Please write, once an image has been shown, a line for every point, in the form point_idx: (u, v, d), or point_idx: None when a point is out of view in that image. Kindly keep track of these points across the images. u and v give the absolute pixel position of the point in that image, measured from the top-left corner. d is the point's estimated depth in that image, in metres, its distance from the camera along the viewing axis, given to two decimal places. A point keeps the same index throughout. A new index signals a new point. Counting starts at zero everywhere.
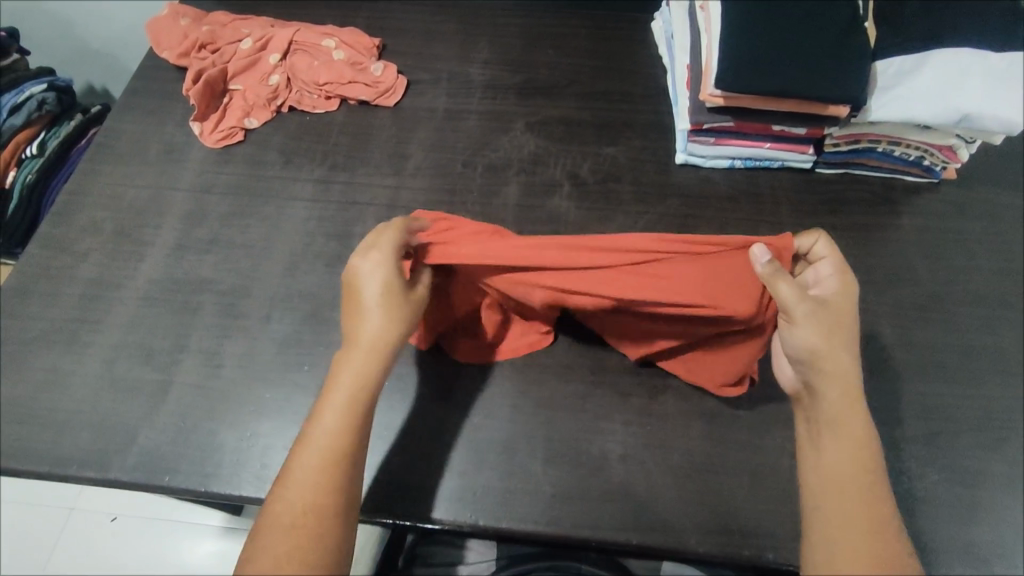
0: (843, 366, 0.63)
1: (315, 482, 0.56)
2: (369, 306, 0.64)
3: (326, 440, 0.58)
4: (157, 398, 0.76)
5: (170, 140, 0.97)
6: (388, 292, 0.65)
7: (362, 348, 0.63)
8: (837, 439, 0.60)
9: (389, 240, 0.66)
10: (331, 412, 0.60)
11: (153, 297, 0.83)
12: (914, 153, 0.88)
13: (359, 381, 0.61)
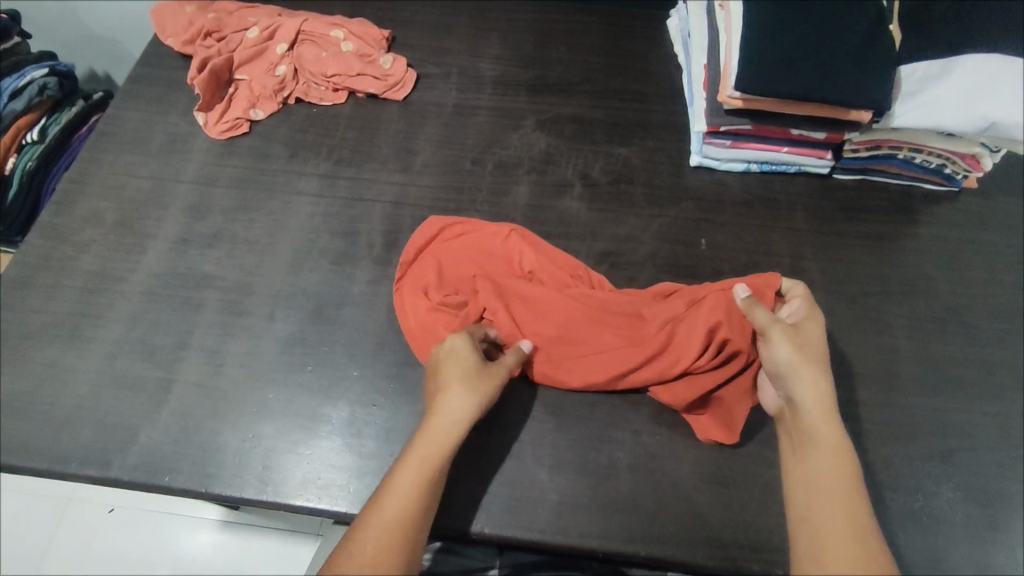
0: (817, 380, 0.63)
1: (385, 547, 0.55)
2: (457, 383, 0.65)
3: (400, 506, 0.57)
4: (158, 396, 0.74)
5: (174, 130, 0.95)
6: (472, 369, 0.66)
7: (443, 421, 0.62)
8: (815, 454, 0.60)
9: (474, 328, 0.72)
10: (408, 479, 0.59)
11: (155, 292, 0.81)
12: (936, 161, 0.86)
13: (438, 454, 0.61)
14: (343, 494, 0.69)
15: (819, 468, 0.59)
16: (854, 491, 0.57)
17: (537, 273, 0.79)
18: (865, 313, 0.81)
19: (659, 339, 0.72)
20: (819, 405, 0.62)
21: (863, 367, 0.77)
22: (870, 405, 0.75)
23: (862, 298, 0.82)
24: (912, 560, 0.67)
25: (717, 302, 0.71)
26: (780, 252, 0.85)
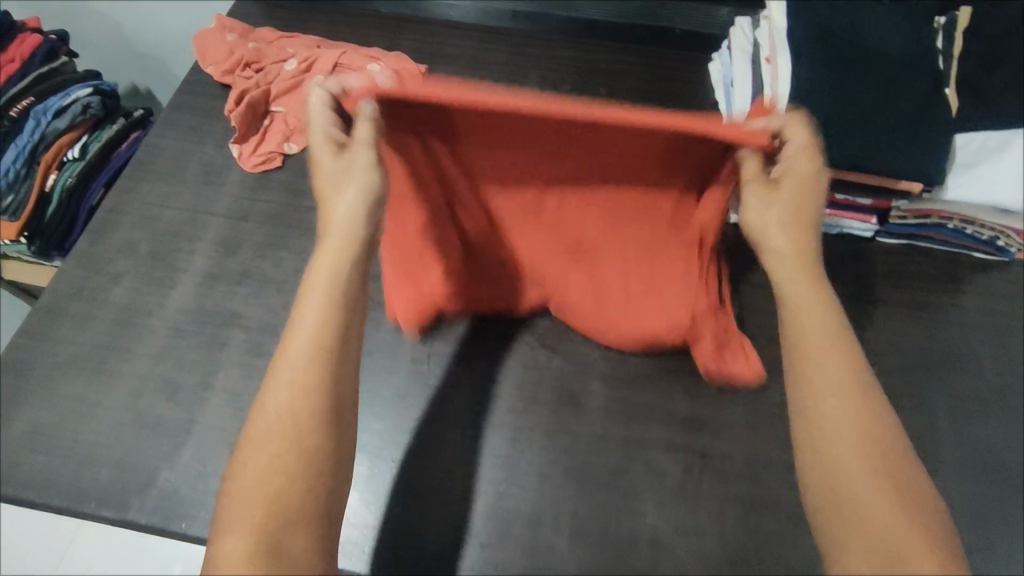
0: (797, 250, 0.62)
1: (292, 431, 0.52)
2: (335, 185, 0.59)
3: (296, 390, 0.53)
4: (179, 437, 0.74)
5: (209, 160, 0.96)
6: (335, 161, 0.59)
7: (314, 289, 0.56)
8: (815, 341, 0.57)
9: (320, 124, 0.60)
10: (287, 372, 0.53)
11: (182, 328, 0.82)
12: (988, 233, 0.82)
13: (309, 336, 0.54)
14: (354, 552, 0.68)
15: (819, 379, 0.56)
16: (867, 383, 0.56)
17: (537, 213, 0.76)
18: (905, 389, 0.78)
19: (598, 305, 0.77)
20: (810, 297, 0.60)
21: None
22: None
23: (903, 372, 0.79)
24: None
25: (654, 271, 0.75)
26: None
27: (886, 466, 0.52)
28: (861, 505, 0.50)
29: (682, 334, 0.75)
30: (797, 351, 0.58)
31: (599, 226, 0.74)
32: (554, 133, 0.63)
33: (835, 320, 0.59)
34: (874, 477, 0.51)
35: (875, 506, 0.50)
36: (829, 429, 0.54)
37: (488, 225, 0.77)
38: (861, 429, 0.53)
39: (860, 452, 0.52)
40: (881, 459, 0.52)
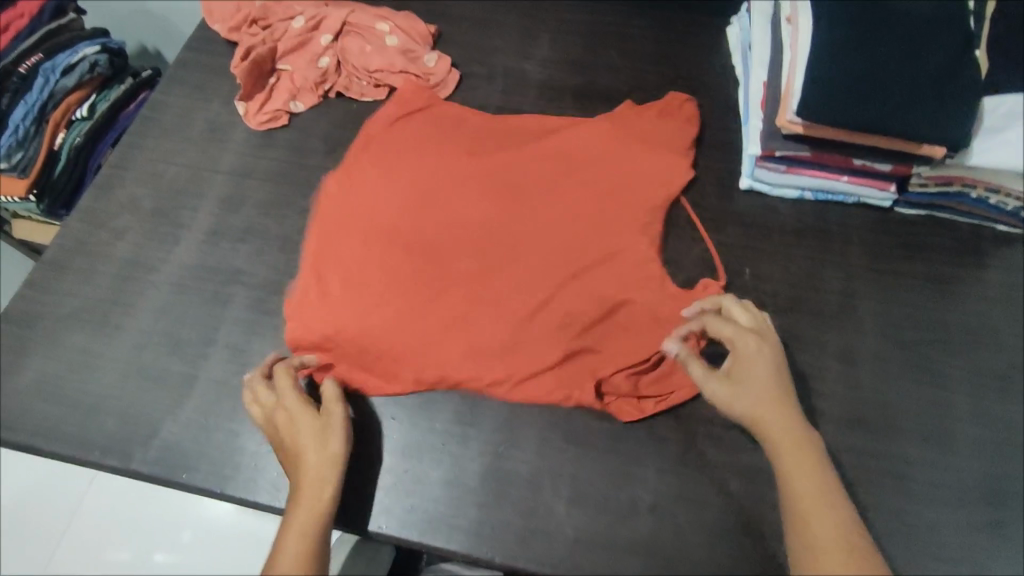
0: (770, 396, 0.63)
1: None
2: (299, 442, 0.65)
3: (296, 548, 0.59)
4: (181, 391, 0.74)
5: (215, 118, 0.95)
6: (300, 406, 0.67)
7: (309, 473, 0.63)
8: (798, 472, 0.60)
9: (258, 410, 0.68)
10: (296, 534, 0.60)
11: (185, 284, 0.81)
12: (1014, 203, 0.79)
13: (317, 503, 0.62)
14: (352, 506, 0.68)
15: (810, 514, 0.57)
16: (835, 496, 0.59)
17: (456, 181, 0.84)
18: (919, 362, 0.75)
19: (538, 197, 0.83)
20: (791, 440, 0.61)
21: (912, 422, 0.72)
22: (918, 465, 0.70)
23: (917, 346, 0.76)
24: None
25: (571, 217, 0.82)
26: (830, 289, 0.80)
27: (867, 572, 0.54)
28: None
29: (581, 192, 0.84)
30: (792, 504, 0.59)
31: (532, 151, 0.87)
32: (429, 308, 0.77)
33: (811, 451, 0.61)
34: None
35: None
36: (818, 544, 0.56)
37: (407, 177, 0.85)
38: (847, 549, 0.55)
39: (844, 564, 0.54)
40: (856, 565, 0.54)
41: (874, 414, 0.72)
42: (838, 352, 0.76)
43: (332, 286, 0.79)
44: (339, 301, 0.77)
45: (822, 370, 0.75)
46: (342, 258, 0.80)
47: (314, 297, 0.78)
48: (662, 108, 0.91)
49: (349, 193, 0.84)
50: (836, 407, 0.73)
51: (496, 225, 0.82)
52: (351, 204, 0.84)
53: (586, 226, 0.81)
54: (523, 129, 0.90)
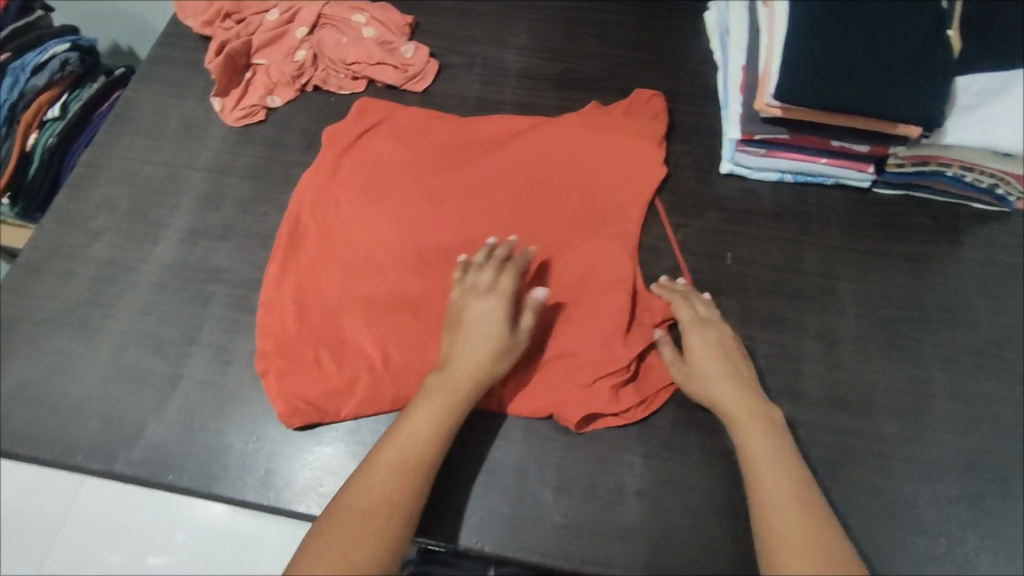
0: (736, 394, 0.67)
1: (391, 488, 0.59)
2: (460, 345, 0.69)
3: (410, 443, 0.63)
4: (163, 392, 0.74)
5: (190, 114, 0.93)
6: (495, 329, 0.69)
7: (457, 379, 0.67)
8: (762, 465, 0.62)
9: (485, 302, 0.70)
10: (411, 435, 0.63)
11: (165, 284, 0.80)
12: (988, 181, 0.80)
13: (438, 412, 0.65)
14: None
15: (765, 488, 0.60)
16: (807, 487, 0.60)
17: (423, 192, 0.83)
18: (899, 341, 0.77)
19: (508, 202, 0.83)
20: (754, 434, 0.64)
21: (891, 399, 0.73)
22: (897, 442, 0.71)
23: (896, 325, 0.78)
24: None
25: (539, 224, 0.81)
26: (810, 270, 0.81)
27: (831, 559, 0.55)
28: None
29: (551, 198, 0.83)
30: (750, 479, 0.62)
31: (497, 168, 0.85)
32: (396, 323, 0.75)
33: (780, 446, 0.63)
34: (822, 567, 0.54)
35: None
36: (774, 529, 0.57)
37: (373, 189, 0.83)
38: (804, 530, 0.57)
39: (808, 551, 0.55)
40: (806, 535, 0.56)
41: (854, 393, 0.73)
42: (818, 333, 0.77)
43: (304, 318, 0.76)
44: (313, 335, 0.75)
45: (803, 351, 0.76)
46: (312, 288, 0.77)
47: (286, 332, 0.75)
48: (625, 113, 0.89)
49: (316, 224, 0.81)
50: (818, 387, 0.74)
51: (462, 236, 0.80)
52: (317, 235, 0.81)
53: (563, 244, 0.80)
54: (490, 145, 0.87)
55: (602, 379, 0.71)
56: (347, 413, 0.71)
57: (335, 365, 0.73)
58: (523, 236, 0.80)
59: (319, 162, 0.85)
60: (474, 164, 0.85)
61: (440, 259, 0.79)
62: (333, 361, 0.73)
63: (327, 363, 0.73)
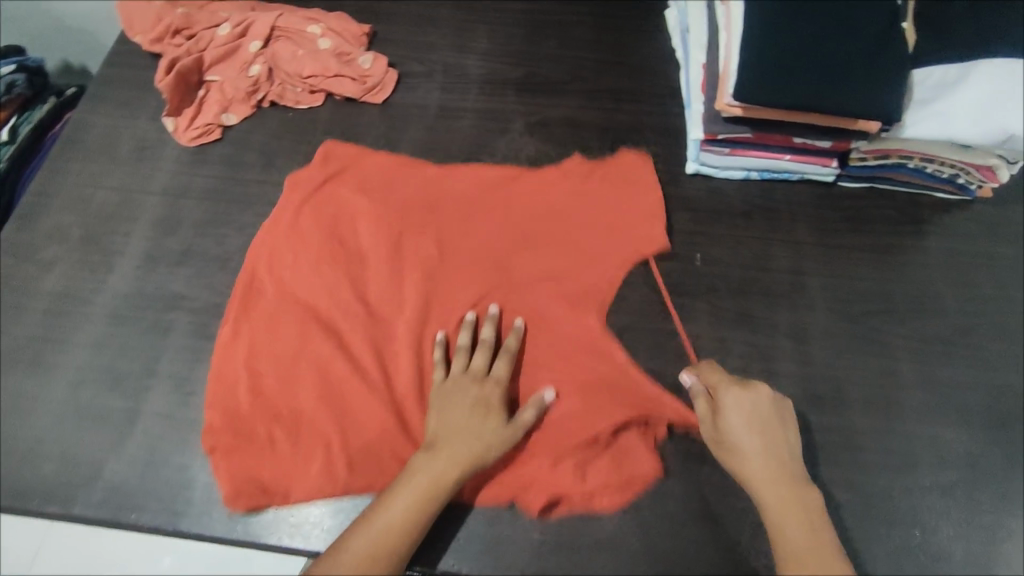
0: (771, 468, 0.65)
1: (366, 572, 0.59)
2: (449, 429, 0.68)
3: (386, 533, 0.61)
4: (124, 428, 0.72)
5: (142, 136, 0.90)
6: (481, 413, 0.68)
7: (446, 466, 0.65)
8: (794, 543, 0.61)
9: (485, 383, 0.71)
10: (386, 517, 0.62)
11: (122, 314, 0.78)
12: (949, 171, 0.80)
13: (416, 496, 0.63)
14: (319, 533, 0.67)
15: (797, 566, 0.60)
16: (841, 568, 0.59)
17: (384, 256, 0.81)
18: (869, 334, 0.77)
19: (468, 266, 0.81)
20: (785, 508, 0.63)
21: (863, 393, 0.73)
22: (870, 435, 0.71)
23: (865, 318, 0.78)
24: None
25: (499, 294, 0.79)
26: (780, 268, 0.81)
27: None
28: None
29: (511, 261, 0.81)
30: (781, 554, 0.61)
31: (461, 229, 0.83)
32: (353, 399, 0.72)
33: (812, 523, 0.62)
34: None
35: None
36: None
37: (333, 251, 0.81)
38: None
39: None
40: None
41: (827, 390, 0.73)
42: (789, 330, 0.77)
43: (258, 388, 0.73)
44: (269, 407, 0.72)
45: (775, 350, 0.76)
46: (267, 354, 0.74)
47: (239, 405, 0.72)
48: (590, 167, 0.88)
49: (272, 281, 0.79)
50: (790, 386, 0.74)
51: (422, 303, 0.78)
52: (273, 294, 0.78)
53: (530, 312, 0.78)
54: (457, 195, 0.85)
55: (568, 457, 0.70)
56: (298, 496, 0.68)
57: (289, 441, 0.70)
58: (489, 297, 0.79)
59: (281, 211, 0.84)
60: (441, 222, 0.83)
61: (403, 322, 0.77)
62: (287, 436, 0.70)
63: (280, 439, 0.70)
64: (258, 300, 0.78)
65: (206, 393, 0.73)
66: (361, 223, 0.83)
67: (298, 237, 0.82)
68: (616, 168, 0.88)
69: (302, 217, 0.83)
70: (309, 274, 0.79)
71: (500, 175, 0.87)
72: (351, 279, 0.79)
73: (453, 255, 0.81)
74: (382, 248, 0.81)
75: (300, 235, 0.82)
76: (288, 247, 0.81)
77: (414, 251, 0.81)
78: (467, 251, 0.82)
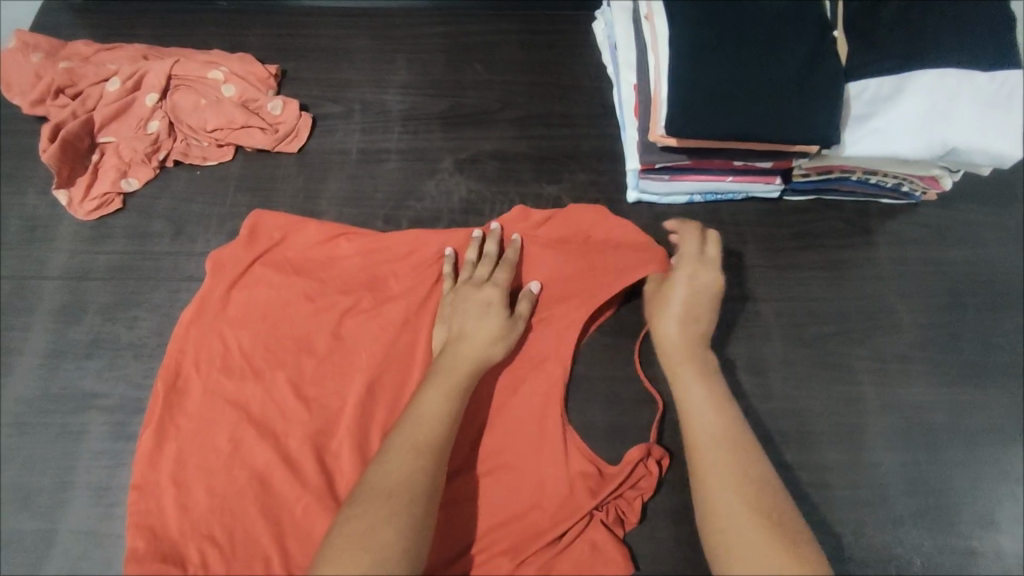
0: (687, 343, 0.69)
1: (410, 470, 0.58)
2: (463, 326, 0.70)
3: (419, 435, 0.60)
4: (38, 553, 0.65)
5: (33, 213, 0.82)
6: (491, 308, 0.71)
7: (462, 359, 0.67)
8: (699, 420, 0.64)
9: (500, 273, 0.74)
10: (431, 405, 0.62)
11: (26, 422, 0.70)
12: (892, 181, 0.77)
13: (448, 393, 0.63)
14: None
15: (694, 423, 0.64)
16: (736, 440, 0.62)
17: (321, 339, 0.74)
18: (826, 358, 0.74)
19: (411, 347, 0.73)
20: (695, 387, 0.66)
21: (825, 423, 0.71)
22: (835, 468, 0.69)
23: (822, 341, 0.75)
24: None
25: None
26: (732, 295, 0.78)
27: (758, 511, 0.58)
28: (723, 526, 0.58)
29: None
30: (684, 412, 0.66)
31: (402, 303, 0.75)
32: (292, 512, 0.66)
33: (716, 400, 0.65)
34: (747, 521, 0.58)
35: (744, 546, 0.56)
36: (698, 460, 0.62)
37: (266, 336, 0.74)
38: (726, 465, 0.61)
39: (734, 508, 0.58)
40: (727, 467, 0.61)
41: (788, 423, 0.71)
42: (747, 363, 0.74)
43: (188, 504, 0.66)
44: (200, 525, 0.65)
45: (733, 386, 0.73)
46: (197, 465, 0.67)
47: (167, 525, 0.65)
48: (544, 218, 0.79)
49: (201, 380, 0.72)
50: (752, 423, 0.71)
51: (362, 391, 0.71)
52: (201, 395, 0.71)
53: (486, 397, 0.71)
54: (401, 267, 0.78)
55: (534, 559, 0.64)
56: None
57: (223, 564, 0.63)
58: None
59: (207, 295, 0.75)
60: (384, 301, 0.75)
61: (349, 415, 0.70)
62: (222, 559, 0.63)
63: (213, 563, 0.63)
64: (187, 404, 0.71)
65: (127, 514, 0.65)
66: (296, 300, 0.75)
67: (228, 322, 0.74)
68: (577, 218, 0.79)
69: (233, 302, 0.75)
70: (241, 369, 0.72)
71: (446, 237, 0.78)
72: (286, 372, 0.72)
73: (398, 332, 0.74)
74: (318, 328, 0.74)
75: (230, 320, 0.74)
76: (215, 337, 0.74)
77: (352, 333, 0.74)
78: (415, 325, 0.74)
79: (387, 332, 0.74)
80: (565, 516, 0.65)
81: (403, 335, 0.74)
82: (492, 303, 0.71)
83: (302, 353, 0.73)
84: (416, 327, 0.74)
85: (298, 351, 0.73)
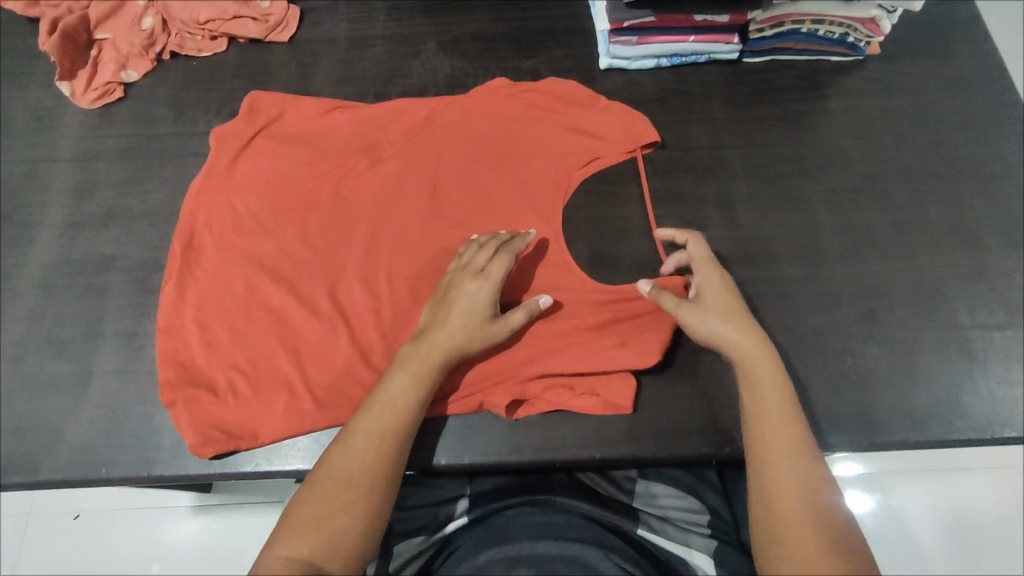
0: (743, 341, 0.63)
1: (399, 423, 0.61)
2: (445, 317, 0.67)
3: (406, 389, 0.63)
4: (76, 391, 0.72)
5: (38, 105, 0.86)
6: (479, 314, 0.67)
7: (432, 356, 0.65)
8: (766, 417, 0.59)
9: (496, 265, 0.69)
10: (419, 361, 0.65)
11: (53, 283, 0.77)
12: (839, 30, 0.86)
13: (438, 360, 0.65)
14: (295, 453, 0.69)
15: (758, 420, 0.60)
16: (800, 440, 0.58)
17: (327, 194, 0.80)
18: (785, 192, 0.82)
19: (406, 199, 0.80)
20: (757, 387, 0.61)
21: (787, 245, 0.79)
22: (796, 281, 0.77)
23: (782, 178, 0.83)
24: (846, 416, 0.71)
25: (444, 225, 0.78)
26: (700, 144, 0.85)
27: (817, 521, 0.53)
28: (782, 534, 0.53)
29: (451, 187, 0.81)
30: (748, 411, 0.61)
31: (397, 164, 0.81)
32: (310, 338, 0.72)
33: (786, 411, 0.60)
34: (806, 522, 0.53)
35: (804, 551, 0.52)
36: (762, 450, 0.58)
37: (271, 196, 0.79)
38: (786, 460, 0.57)
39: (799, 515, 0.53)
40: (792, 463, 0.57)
41: (754, 247, 0.79)
42: (716, 201, 0.82)
43: (212, 341, 0.72)
44: (225, 358, 0.71)
45: (704, 219, 0.81)
46: (217, 308, 0.73)
47: (195, 360, 0.71)
48: (522, 86, 0.86)
49: (214, 237, 0.77)
50: (723, 248, 0.79)
51: (366, 238, 0.77)
52: (214, 251, 0.76)
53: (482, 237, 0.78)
54: (393, 134, 0.84)
55: (534, 366, 0.71)
56: (267, 437, 0.68)
57: (249, 386, 0.70)
58: (438, 229, 0.78)
59: (213, 163, 0.81)
60: (380, 162, 0.82)
61: (354, 259, 0.76)
62: (247, 382, 0.70)
63: (240, 386, 0.70)
64: (203, 258, 0.76)
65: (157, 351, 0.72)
66: (297, 164, 0.81)
67: (233, 185, 0.80)
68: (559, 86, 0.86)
69: (238, 169, 0.81)
70: (250, 225, 0.78)
71: (433, 106, 0.85)
72: (294, 227, 0.78)
73: (395, 186, 0.80)
74: (319, 187, 0.80)
75: (235, 184, 0.80)
76: (221, 200, 0.79)
77: (353, 190, 0.80)
78: (410, 181, 0.81)
79: (385, 187, 0.80)
80: (564, 327, 0.73)
81: (400, 189, 0.80)
82: (479, 308, 0.67)
83: (307, 209, 0.79)
84: (409, 180, 0.81)
85: (302, 208, 0.79)
